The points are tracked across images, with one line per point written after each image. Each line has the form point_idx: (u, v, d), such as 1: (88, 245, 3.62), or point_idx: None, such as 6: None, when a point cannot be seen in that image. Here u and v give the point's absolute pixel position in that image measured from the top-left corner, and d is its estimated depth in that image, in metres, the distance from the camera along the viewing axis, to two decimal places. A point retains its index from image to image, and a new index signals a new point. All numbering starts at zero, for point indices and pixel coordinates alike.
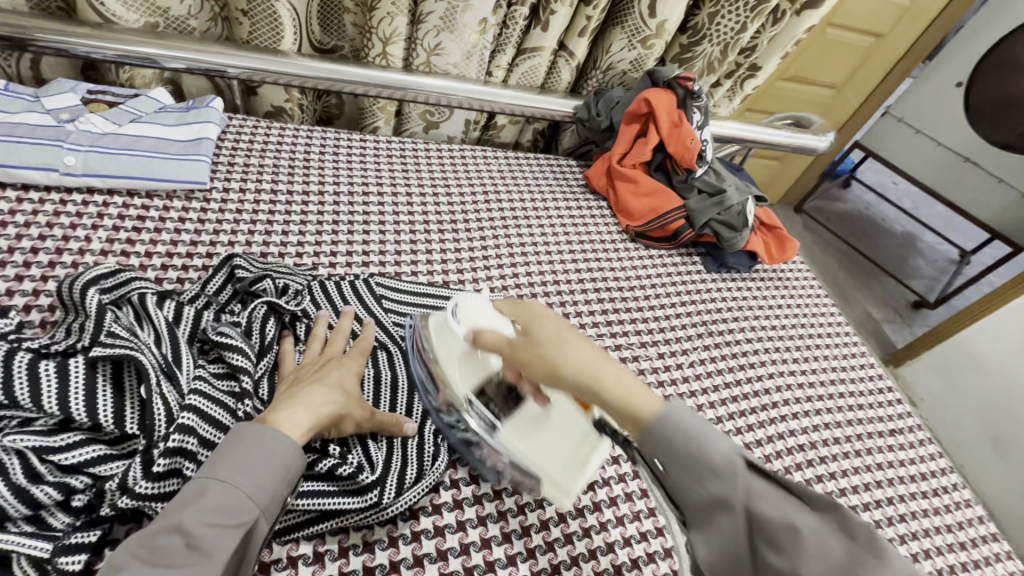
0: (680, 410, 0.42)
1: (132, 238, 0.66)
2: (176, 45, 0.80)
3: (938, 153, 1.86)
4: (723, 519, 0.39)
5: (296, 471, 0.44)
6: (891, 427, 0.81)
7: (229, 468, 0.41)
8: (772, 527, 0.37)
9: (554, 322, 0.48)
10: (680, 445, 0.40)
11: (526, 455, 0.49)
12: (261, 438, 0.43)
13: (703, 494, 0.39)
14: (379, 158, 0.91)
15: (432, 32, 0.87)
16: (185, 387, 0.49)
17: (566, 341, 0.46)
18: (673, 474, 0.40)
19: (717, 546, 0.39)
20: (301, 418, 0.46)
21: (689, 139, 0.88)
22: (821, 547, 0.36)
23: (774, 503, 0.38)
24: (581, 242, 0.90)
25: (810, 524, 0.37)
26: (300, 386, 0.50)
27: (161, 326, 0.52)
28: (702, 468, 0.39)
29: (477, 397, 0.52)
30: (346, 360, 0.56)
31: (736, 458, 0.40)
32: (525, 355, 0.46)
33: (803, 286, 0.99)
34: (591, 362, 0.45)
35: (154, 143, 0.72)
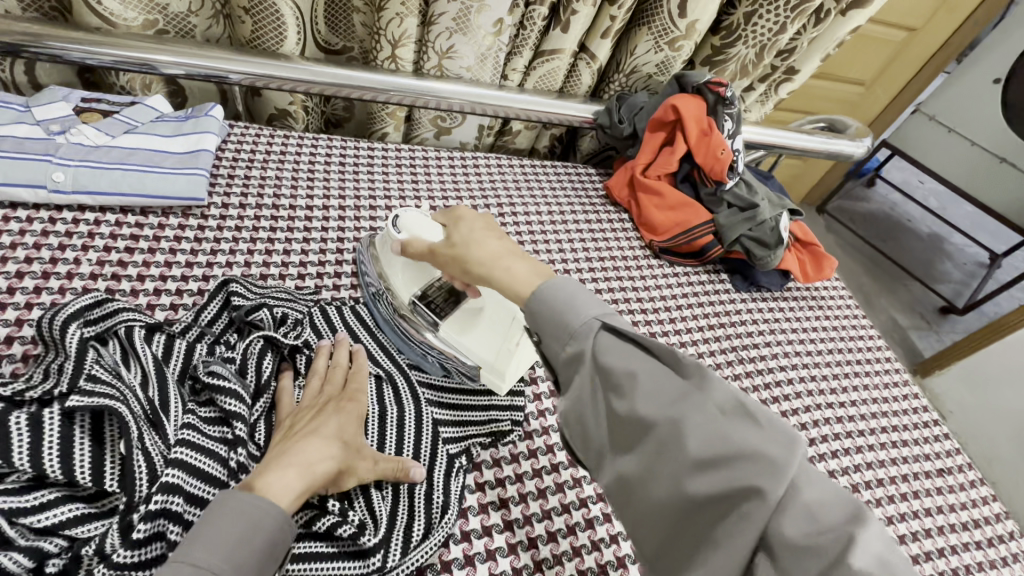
0: (569, 284, 0.43)
1: (125, 260, 0.62)
2: (174, 49, 0.75)
3: (972, 153, 1.76)
4: (579, 376, 0.40)
5: (282, 544, 0.40)
6: (939, 466, 0.74)
7: (208, 550, 0.36)
8: (613, 376, 0.38)
9: (478, 221, 0.53)
10: (547, 315, 0.42)
11: (461, 342, 0.59)
12: (245, 510, 0.39)
13: (563, 355, 0.40)
14: (388, 167, 0.86)
15: (444, 33, 0.81)
16: (172, 436, 0.45)
17: (479, 232, 0.51)
18: (546, 341, 0.42)
19: (575, 402, 0.40)
20: (291, 482, 0.42)
21: (720, 149, 0.82)
22: (659, 390, 0.37)
23: (623, 357, 0.39)
24: (601, 258, 0.85)
25: (650, 372, 0.38)
26: (295, 439, 0.46)
27: (148, 366, 0.48)
28: (560, 331, 0.41)
29: (421, 301, 0.61)
30: (347, 402, 0.51)
31: (596, 323, 0.40)
32: (444, 252, 0.52)
33: (839, 306, 0.92)
34: (492, 254, 0.48)
35: (149, 156, 0.68)
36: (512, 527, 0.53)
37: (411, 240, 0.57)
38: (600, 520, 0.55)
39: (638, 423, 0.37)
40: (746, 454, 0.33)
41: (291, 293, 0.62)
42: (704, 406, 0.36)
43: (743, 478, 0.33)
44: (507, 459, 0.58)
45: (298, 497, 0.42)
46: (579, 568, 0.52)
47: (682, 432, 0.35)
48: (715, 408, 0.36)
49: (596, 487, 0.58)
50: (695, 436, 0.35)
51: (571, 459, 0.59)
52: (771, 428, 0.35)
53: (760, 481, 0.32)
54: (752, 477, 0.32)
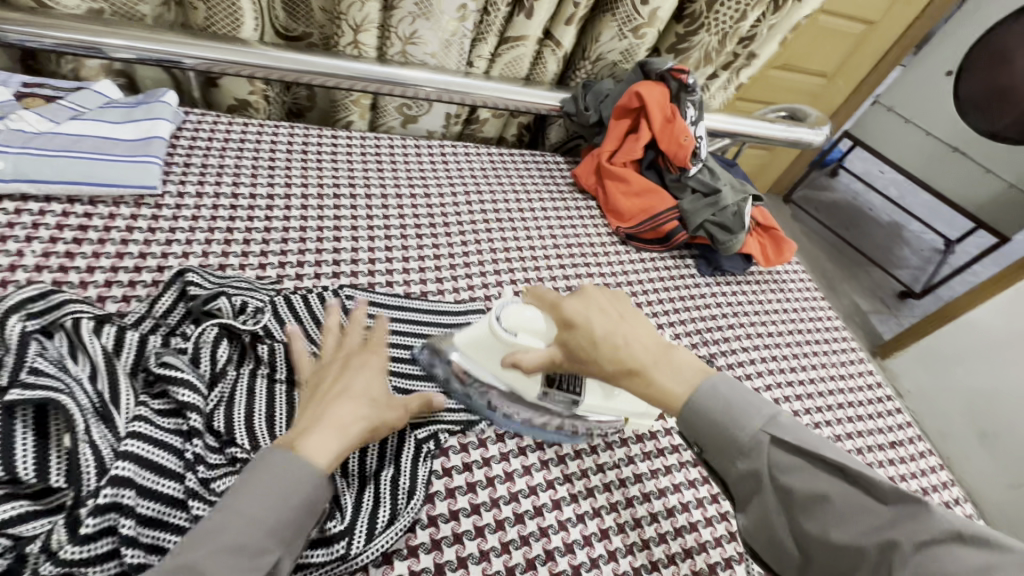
0: (725, 384, 0.46)
1: (72, 251, 0.59)
2: (121, 32, 0.72)
3: (926, 143, 1.83)
4: (757, 493, 0.43)
5: (322, 500, 0.43)
6: (892, 439, 0.78)
7: (252, 504, 0.39)
8: (801, 499, 0.41)
9: (605, 303, 0.53)
10: (709, 428, 0.45)
11: (608, 406, 0.58)
12: (288, 469, 0.41)
13: (737, 473, 0.44)
14: (353, 155, 0.84)
15: (407, 18, 0.80)
16: (123, 429, 0.44)
17: (616, 323, 0.51)
18: (711, 456, 0.45)
19: (755, 517, 0.44)
20: (331, 442, 0.44)
21: (683, 135, 0.83)
22: (860, 514, 0.39)
23: (804, 477, 0.41)
24: (568, 245, 0.85)
25: (846, 494, 0.40)
26: (323, 399, 0.47)
27: (98, 358, 0.46)
28: (732, 449, 0.44)
29: (548, 389, 0.57)
30: (359, 360, 0.51)
31: (762, 436, 0.43)
32: (581, 341, 0.50)
33: (800, 289, 0.95)
34: (648, 354, 0.49)
35: (97, 143, 0.65)
36: (479, 511, 0.53)
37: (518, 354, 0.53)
38: (567, 500, 0.56)
39: (840, 547, 0.39)
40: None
41: (250, 283, 0.61)
42: (915, 533, 0.37)
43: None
44: (474, 444, 0.58)
45: (338, 456, 0.44)
46: (546, 548, 0.53)
47: (891, 558, 0.37)
48: (926, 536, 0.36)
49: (563, 469, 0.58)
50: (909, 562, 0.36)
51: (538, 443, 0.60)
52: (990, 547, 0.35)
53: None
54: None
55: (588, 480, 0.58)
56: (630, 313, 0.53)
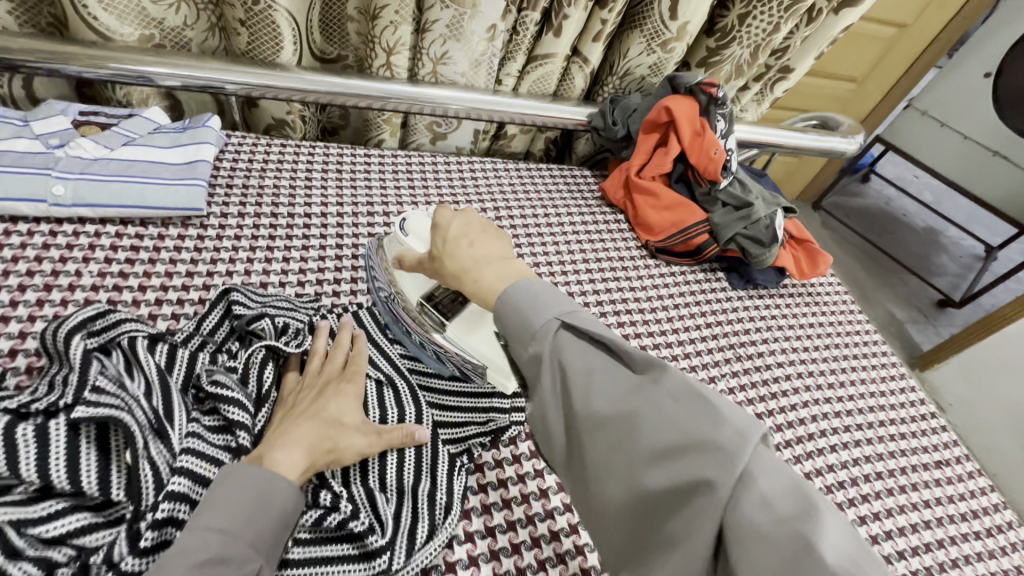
0: (537, 285, 0.43)
1: (125, 270, 0.62)
2: (170, 62, 0.76)
3: (965, 147, 1.78)
4: (539, 375, 0.40)
5: (297, 511, 0.44)
6: (938, 458, 0.75)
7: (225, 517, 0.40)
8: (575, 377, 0.38)
9: (476, 220, 0.53)
10: (512, 318, 0.42)
11: (468, 345, 0.57)
12: (259, 483, 0.42)
13: (527, 357, 0.40)
14: (385, 173, 0.87)
15: (438, 40, 0.82)
16: (178, 445, 0.45)
17: (473, 234, 0.52)
18: (514, 345, 0.41)
19: (538, 402, 0.40)
20: (298, 457, 0.45)
21: (714, 149, 0.82)
22: (618, 387, 0.37)
23: (583, 357, 0.39)
24: (598, 260, 0.85)
25: (607, 370, 0.38)
26: (293, 421, 0.48)
27: (153, 376, 0.48)
28: (523, 332, 0.41)
29: (426, 300, 0.60)
30: (343, 384, 0.53)
31: (553, 323, 0.40)
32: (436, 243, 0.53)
33: (835, 301, 0.93)
34: (475, 259, 0.49)
35: (148, 168, 0.69)
36: (515, 527, 0.53)
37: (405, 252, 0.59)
38: None
39: (595, 419, 0.37)
40: (698, 443, 0.33)
41: (293, 301, 0.63)
42: (660, 399, 0.36)
43: (697, 465, 0.32)
44: (509, 461, 0.58)
45: (308, 469, 0.45)
46: (582, 566, 0.53)
47: (638, 425, 0.35)
48: (671, 398, 0.36)
49: None
50: (653, 428, 0.35)
51: None
52: (723, 414, 0.35)
53: (711, 470, 0.32)
54: (704, 459, 0.32)
55: None
56: (498, 232, 0.53)
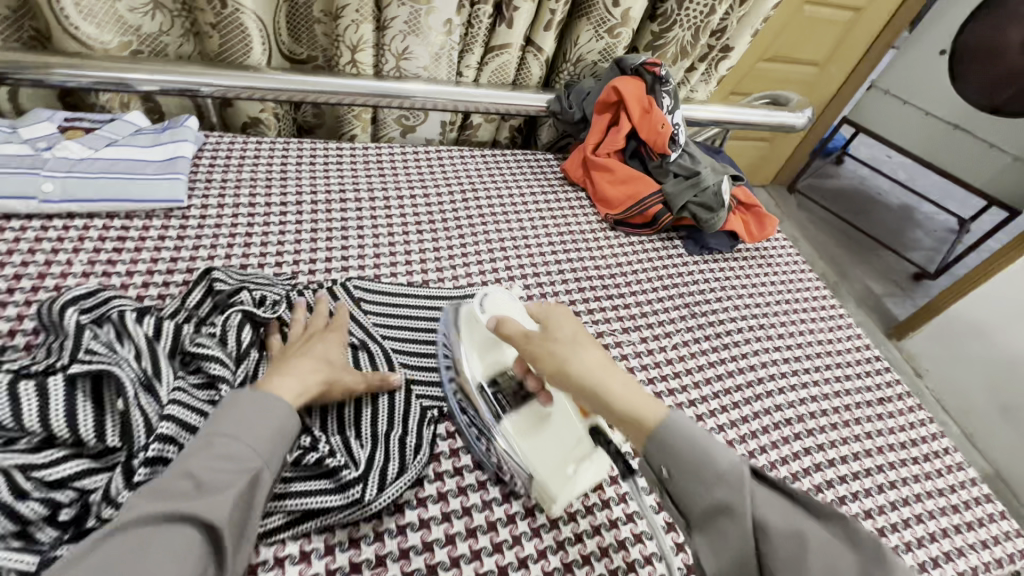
0: (682, 421, 0.46)
1: (113, 258, 0.67)
2: (147, 67, 0.81)
3: (927, 122, 1.87)
4: (728, 516, 0.42)
5: (293, 426, 0.49)
6: (880, 397, 0.82)
7: (229, 425, 0.46)
8: (777, 538, 0.40)
9: (571, 324, 0.57)
10: (682, 449, 0.44)
11: (525, 449, 0.56)
12: (256, 399, 0.48)
13: (708, 500, 0.43)
14: (356, 163, 0.92)
15: (398, 36, 0.88)
16: (165, 397, 0.50)
17: (576, 341, 0.54)
18: (680, 482, 0.44)
19: (723, 554, 0.42)
20: (293, 394, 0.51)
21: (660, 123, 0.88)
22: (827, 551, 0.39)
23: (781, 511, 0.41)
24: (560, 233, 0.91)
25: (814, 534, 0.40)
26: (286, 360, 0.55)
27: (140, 341, 0.53)
28: (703, 459, 0.44)
29: (490, 388, 0.60)
30: (329, 333, 0.60)
31: (741, 466, 0.43)
32: (539, 348, 0.55)
33: (787, 262, 0.99)
34: (598, 367, 0.52)
35: (131, 165, 0.74)
36: (482, 467, 0.59)
37: (496, 327, 0.58)
38: None
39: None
40: None
41: (271, 278, 0.68)
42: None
43: None
44: None
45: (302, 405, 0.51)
46: None
47: None
48: None
49: None
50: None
51: None
52: None
53: None
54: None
55: None
56: (588, 337, 0.56)
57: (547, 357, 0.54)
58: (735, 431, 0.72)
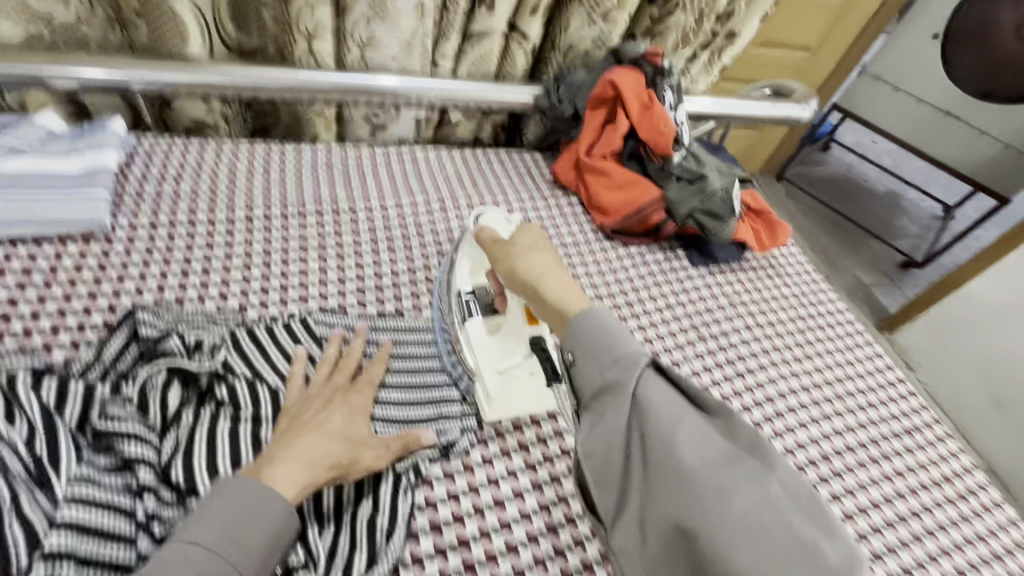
0: (603, 314, 0.46)
1: (15, 296, 0.55)
2: (59, 60, 0.68)
3: (918, 110, 1.80)
4: (611, 404, 0.41)
5: (287, 536, 0.41)
6: (909, 425, 0.74)
7: (212, 533, 0.38)
8: (655, 413, 0.39)
9: (538, 234, 0.58)
10: (595, 338, 0.44)
11: (478, 353, 0.58)
12: (252, 497, 0.40)
13: (598, 382, 0.42)
14: (318, 169, 0.80)
15: (361, 21, 0.76)
16: (62, 494, 0.40)
17: (536, 247, 0.56)
18: (581, 366, 0.44)
19: (602, 431, 0.41)
20: (296, 474, 0.43)
21: (663, 123, 0.79)
22: (704, 441, 0.38)
23: (669, 398, 0.40)
24: (552, 246, 0.81)
25: (695, 420, 0.39)
26: (297, 429, 0.46)
27: (36, 417, 0.42)
28: (608, 357, 0.43)
29: (469, 297, 0.62)
30: (352, 394, 0.52)
31: (641, 359, 0.42)
32: (501, 250, 0.57)
33: (798, 271, 0.91)
34: (542, 268, 0.53)
35: (39, 179, 0.61)
36: (468, 544, 0.50)
37: (481, 235, 0.61)
38: (564, 524, 0.53)
39: (675, 466, 0.36)
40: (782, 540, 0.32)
41: (210, 317, 0.58)
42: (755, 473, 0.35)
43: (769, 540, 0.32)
44: (460, 471, 0.54)
45: (306, 488, 0.43)
46: None
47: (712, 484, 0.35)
48: (777, 484, 0.35)
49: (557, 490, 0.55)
50: (728, 480, 0.35)
51: (529, 463, 0.56)
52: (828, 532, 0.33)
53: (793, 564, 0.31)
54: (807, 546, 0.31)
55: None
56: (549, 246, 0.57)
57: (505, 258, 0.56)
58: None
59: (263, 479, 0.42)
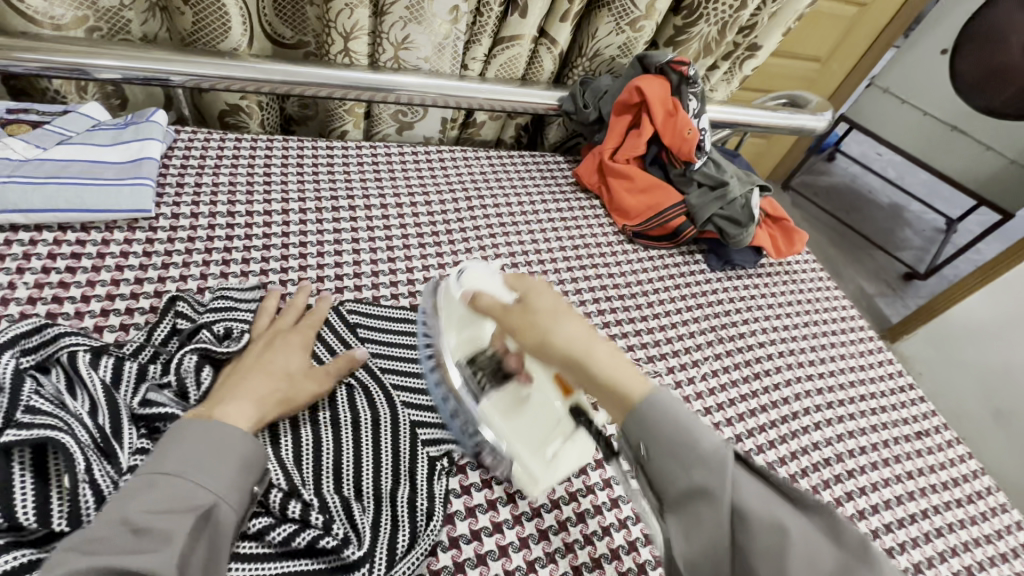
0: (666, 400, 0.40)
1: (66, 280, 0.58)
2: (105, 51, 0.70)
3: (925, 123, 1.82)
4: (681, 475, 0.38)
5: (252, 458, 0.43)
6: (919, 429, 0.76)
7: (174, 461, 0.40)
8: (755, 524, 0.35)
9: (544, 285, 0.49)
10: (657, 426, 0.38)
11: (509, 434, 0.50)
12: (207, 430, 0.42)
13: (686, 484, 0.37)
14: (349, 165, 0.82)
15: (398, 23, 0.78)
16: (126, 467, 0.42)
17: (558, 311, 0.46)
18: (633, 430, 0.40)
19: (666, 496, 0.38)
20: (248, 409, 0.46)
21: (686, 129, 0.81)
22: (763, 499, 0.36)
23: (727, 457, 0.37)
24: (574, 246, 0.83)
25: (756, 482, 0.37)
26: (240, 372, 0.50)
27: (97, 392, 0.44)
28: (666, 425, 0.38)
29: (471, 366, 0.52)
30: (293, 336, 0.55)
31: (724, 449, 0.38)
32: (517, 319, 0.46)
33: (811, 278, 0.93)
34: (581, 338, 0.44)
35: (87, 167, 0.64)
36: (502, 529, 0.52)
37: (477, 296, 0.49)
38: (592, 512, 0.55)
39: (745, 532, 0.35)
40: None
41: (231, 297, 0.59)
42: (813, 528, 0.35)
43: None
44: None
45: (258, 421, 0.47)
46: (573, 564, 0.51)
47: (789, 549, 0.34)
48: (827, 535, 0.35)
49: (585, 480, 0.57)
50: (797, 551, 0.34)
51: None
52: None
53: None
54: None
55: (612, 491, 0.57)
56: (562, 301, 0.48)
57: (529, 330, 0.45)
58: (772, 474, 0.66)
59: (216, 415, 0.44)
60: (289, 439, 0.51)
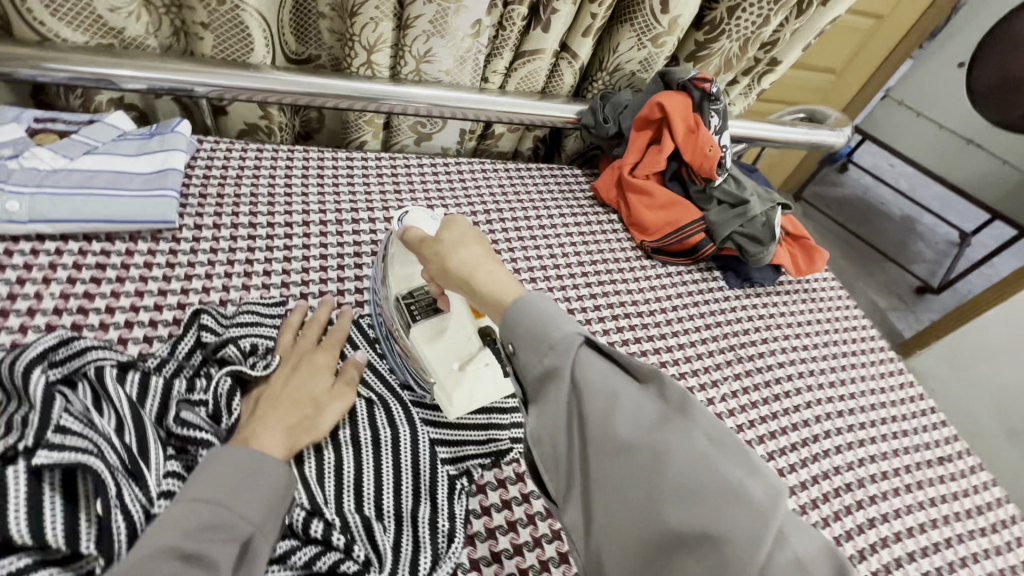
0: (538, 302, 0.42)
1: (91, 291, 0.58)
2: (131, 62, 0.70)
3: (941, 136, 1.80)
4: (551, 390, 0.40)
5: (286, 490, 0.43)
6: (941, 454, 0.75)
7: (214, 490, 0.39)
8: (591, 394, 0.38)
9: (466, 226, 0.53)
10: (527, 330, 0.41)
11: (429, 353, 0.57)
12: (247, 459, 0.42)
13: (560, 393, 0.39)
14: (369, 176, 0.82)
15: (421, 37, 0.78)
16: (154, 488, 0.42)
17: (464, 241, 0.51)
18: (521, 355, 0.41)
19: (548, 417, 0.40)
20: (280, 439, 0.47)
21: (708, 147, 0.80)
22: (637, 413, 0.37)
23: (600, 374, 0.39)
24: (593, 261, 0.83)
25: (626, 392, 0.38)
26: (270, 399, 0.50)
27: (125, 410, 0.45)
28: (543, 344, 0.40)
29: (405, 298, 0.59)
30: (317, 356, 0.55)
31: (577, 338, 0.40)
32: (429, 251, 0.53)
33: (830, 296, 0.92)
34: (476, 260, 0.49)
35: (113, 178, 0.64)
36: (523, 551, 0.51)
37: (406, 230, 0.57)
38: None
39: (618, 442, 0.37)
40: (721, 490, 0.33)
41: (258, 313, 0.59)
42: (681, 436, 0.36)
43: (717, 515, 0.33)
44: (512, 480, 0.56)
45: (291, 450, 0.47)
46: None
47: (658, 458, 0.35)
48: (700, 436, 0.36)
49: None
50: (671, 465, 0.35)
51: None
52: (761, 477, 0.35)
53: (736, 517, 0.32)
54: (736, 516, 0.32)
55: None
56: (472, 233, 0.52)
57: (434, 257, 0.51)
58: (792, 498, 0.65)
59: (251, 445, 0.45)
60: (311, 456, 0.50)
